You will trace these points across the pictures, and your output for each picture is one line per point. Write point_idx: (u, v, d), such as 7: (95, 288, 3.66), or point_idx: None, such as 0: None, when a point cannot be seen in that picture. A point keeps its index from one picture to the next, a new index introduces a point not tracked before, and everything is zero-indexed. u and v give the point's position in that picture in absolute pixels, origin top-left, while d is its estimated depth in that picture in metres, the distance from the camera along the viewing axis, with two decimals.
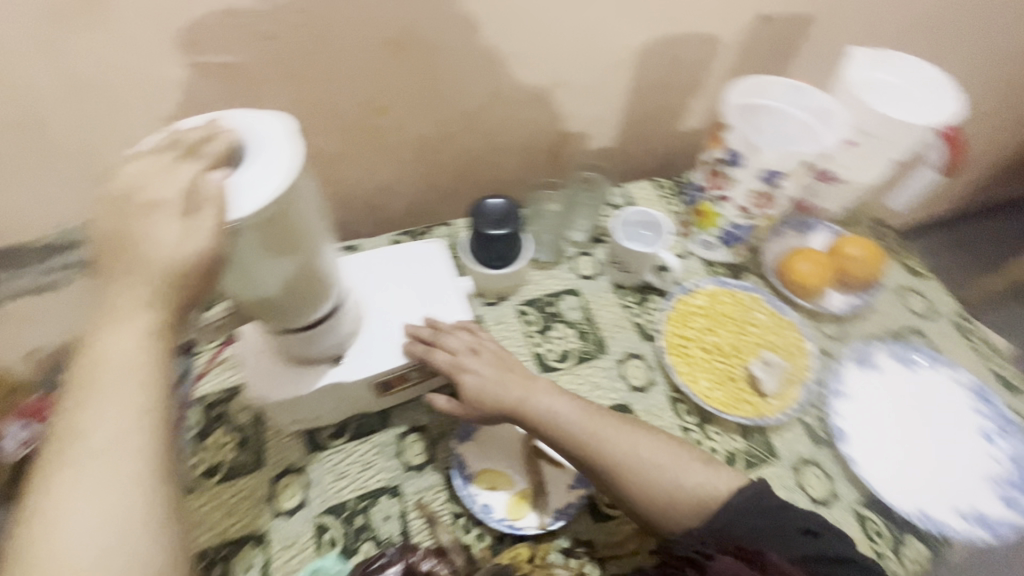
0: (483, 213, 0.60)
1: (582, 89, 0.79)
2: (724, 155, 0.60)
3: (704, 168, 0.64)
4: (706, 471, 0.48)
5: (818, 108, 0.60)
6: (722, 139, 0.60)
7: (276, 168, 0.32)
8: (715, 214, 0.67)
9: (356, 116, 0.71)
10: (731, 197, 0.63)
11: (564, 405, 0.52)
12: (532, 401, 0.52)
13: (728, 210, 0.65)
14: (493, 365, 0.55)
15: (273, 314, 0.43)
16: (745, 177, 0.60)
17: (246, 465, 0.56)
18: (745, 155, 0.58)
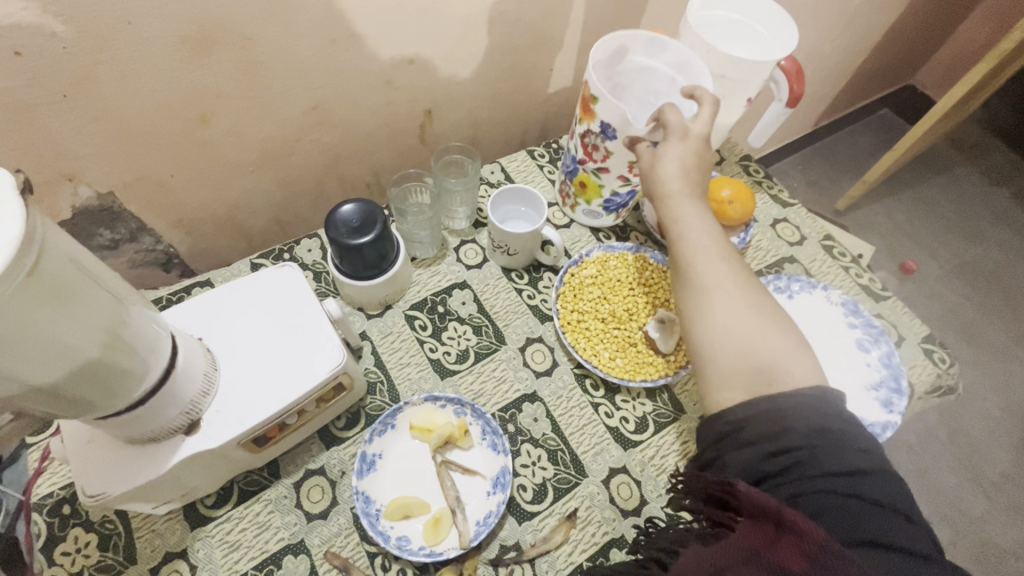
0: (338, 224, 0.53)
1: (436, 63, 0.73)
2: (597, 128, 0.57)
3: (578, 140, 0.61)
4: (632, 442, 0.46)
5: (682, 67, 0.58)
6: (593, 111, 0.56)
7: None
8: (596, 184, 0.64)
9: (174, 130, 0.61)
10: (610, 168, 0.60)
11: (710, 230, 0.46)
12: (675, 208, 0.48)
13: (608, 181, 0.62)
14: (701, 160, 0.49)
15: (75, 404, 0.34)
16: (621, 150, 0.57)
17: (115, 565, 0.48)
18: (618, 129, 0.55)
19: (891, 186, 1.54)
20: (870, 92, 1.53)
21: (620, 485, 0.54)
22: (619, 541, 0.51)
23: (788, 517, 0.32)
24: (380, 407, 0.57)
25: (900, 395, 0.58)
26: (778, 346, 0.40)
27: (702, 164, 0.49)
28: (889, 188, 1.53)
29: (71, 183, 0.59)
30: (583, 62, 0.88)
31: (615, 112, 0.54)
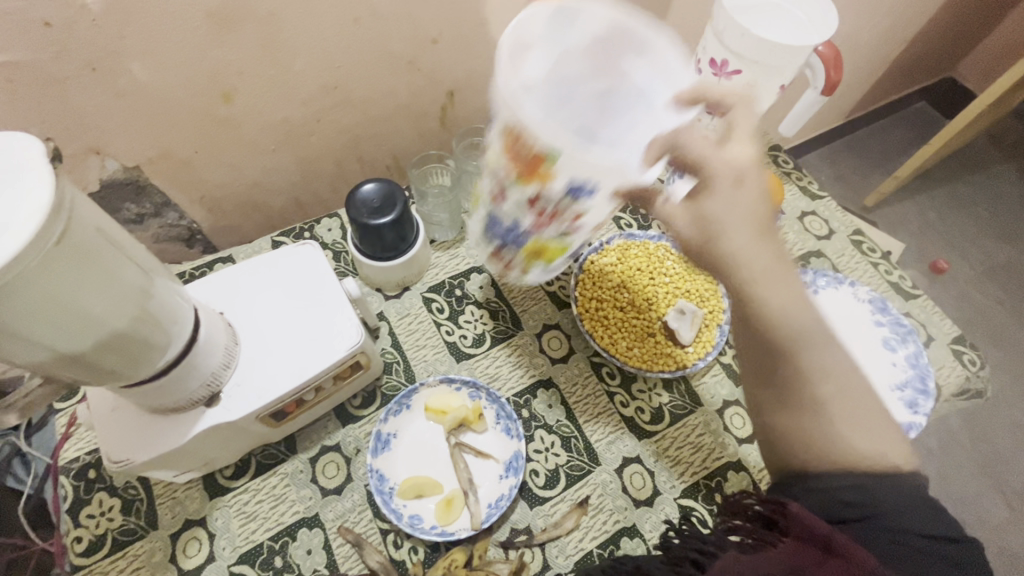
0: (359, 203, 0.53)
1: (460, 44, 0.72)
2: (557, 190, 0.40)
3: (518, 203, 0.44)
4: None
5: (635, 43, 0.41)
6: (546, 173, 0.40)
7: (26, 210, 0.25)
8: (558, 248, 0.48)
9: (199, 106, 0.61)
10: (581, 223, 0.45)
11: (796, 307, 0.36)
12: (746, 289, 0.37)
13: (576, 239, 0.48)
14: (759, 206, 0.38)
15: (100, 372, 0.35)
16: (599, 204, 0.42)
17: (136, 529, 0.49)
18: (593, 181, 0.39)
19: (924, 183, 1.48)
20: (907, 84, 1.47)
21: (633, 475, 0.54)
22: (630, 530, 0.51)
23: (838, 542, 0.32)
24: (396, 387, 0.57)
25: (926, 397, 0.56)
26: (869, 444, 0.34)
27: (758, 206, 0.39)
28: (922, 185, 1.48)
29: (98, 157, 0.60)
30: None
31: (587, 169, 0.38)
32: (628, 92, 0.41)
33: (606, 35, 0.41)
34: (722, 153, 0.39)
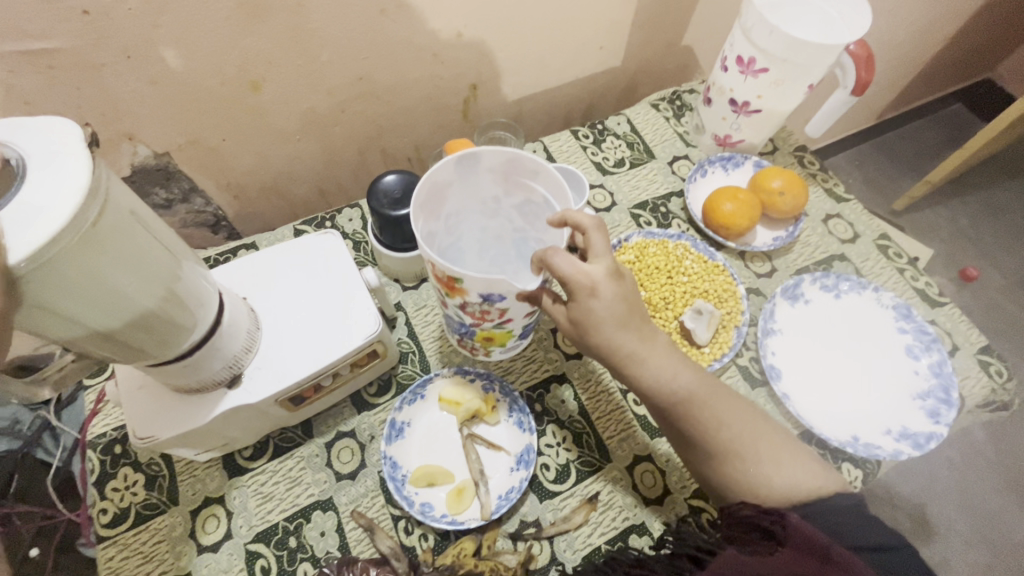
0: (379, 194, 0.54)
1: (484, 37, 0.72)
2: (477, 299, 0.43)
3: (457, 310, 0.47)
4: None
5: (529, 171, 0.46)
6: (460, 289, 0.43)
7: (62, 192, 0.26)
8: (504, 333, 0.51)
9: (227, 95, 0.62)
10: (513, 318, 0.47)
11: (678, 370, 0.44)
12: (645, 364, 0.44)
13: (517, 327, 0.49)
14: (629, 302, 0.43)
15: (128, 351, 0.36)
16: (515, 303, 0.44)
17: (159, 504, 0.51)
18: (499, 293, 0.42)
19: (955, 187, 1.44)
20: (943, 84, 1.43)
21: (644, 473, 0.53)
22: (639, 528, 0.51)
23: (837, 552, 0.34)
24: (411, 377, 0.58)
25: (949, 407, 0.55)
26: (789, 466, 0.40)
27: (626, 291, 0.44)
28: (954, 189, 1.44)
29: (131, 142, 0.61)
30: (633, 39, 0.85)
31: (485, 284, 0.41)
32: (544, 204, 0.48)
33: (506, 164, 0.46)
34: (583, 268, 0.42)
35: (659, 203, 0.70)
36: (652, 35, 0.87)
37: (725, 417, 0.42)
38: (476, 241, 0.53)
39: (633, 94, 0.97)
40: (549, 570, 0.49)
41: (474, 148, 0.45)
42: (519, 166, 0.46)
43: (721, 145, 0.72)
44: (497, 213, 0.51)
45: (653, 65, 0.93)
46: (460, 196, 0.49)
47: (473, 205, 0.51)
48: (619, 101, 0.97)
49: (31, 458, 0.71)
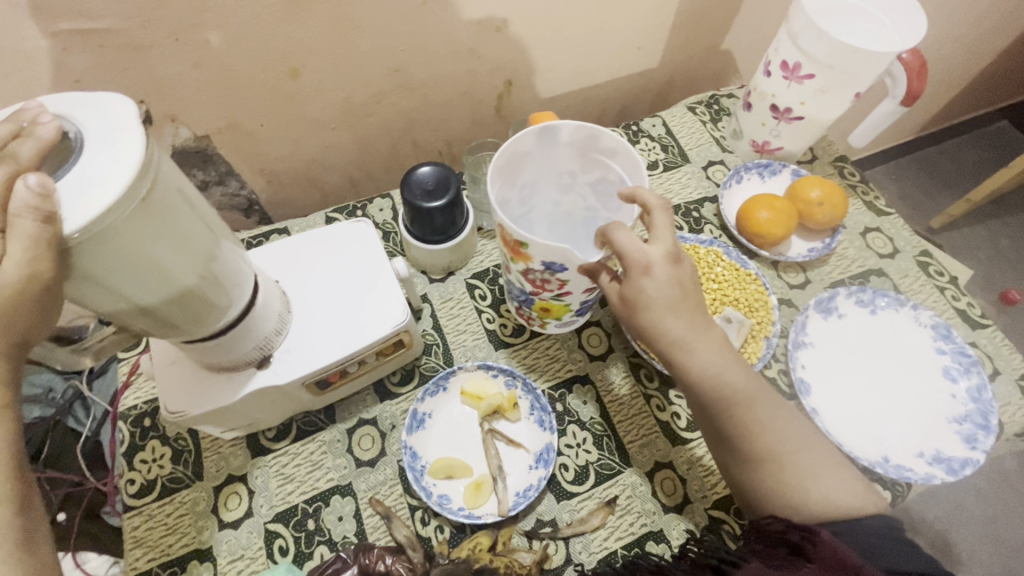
0: (413, 184, 0.54)
1: (523, 34, 0.72)
2: (539, 267, 0.44)
3: (518, 276, 0.48)
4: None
5: (608, 149, 0.47)
6: (524, 254, 0.44)
7: (117, 165, 0.26)
8: (562, 306, 0.52)
9: (268, 81, 0.63)
10: (571, 290, 0.48)
11: (733, 367, 0.42)
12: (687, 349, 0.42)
13: (575, 300, 0.50)
14: (684, 286, 0.42)
15: (167, 326, 0.37)
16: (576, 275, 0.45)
17: (184, 478, 0.52)
18: (564, 262, 0.43)
19: (998, 208, 1.38)
20: (990, 100, 1.38)
21: (665, 480, 0.53)
22: (656, 535, 0.50)
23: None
24: (434, 368, 0.58)
25: (987, 433, 0.53)
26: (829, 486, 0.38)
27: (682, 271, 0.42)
28: (996, 210, 1.38)
29: (173, 124, 0.63)
30: (672, 41, 0.84)
31: (550, 251, 0.42)
32: (619, 182, 0.49)
33: (586, 140, 0.48)
34: (642, 246, 0.41)
35: (692, 208, 0.69)
36: (691, 38, 0.86)
37: (765, 420, 0.41)
38: (549, 215, 0.55)
39: (668, 97, 0.96)
40: (563, 570, 0.49)
41: (556, 122, 0.47)
42: (597, 143, 0.48)
43: (758, 152, 0.71)
44: (571, 188, 0.53)
45: (691, 69, 0.92)
46: (537, 166, 0.51)
47: (550, 178, 0.53)
48: (653, 104, 0.96)
49: (62, 425, 0.73)
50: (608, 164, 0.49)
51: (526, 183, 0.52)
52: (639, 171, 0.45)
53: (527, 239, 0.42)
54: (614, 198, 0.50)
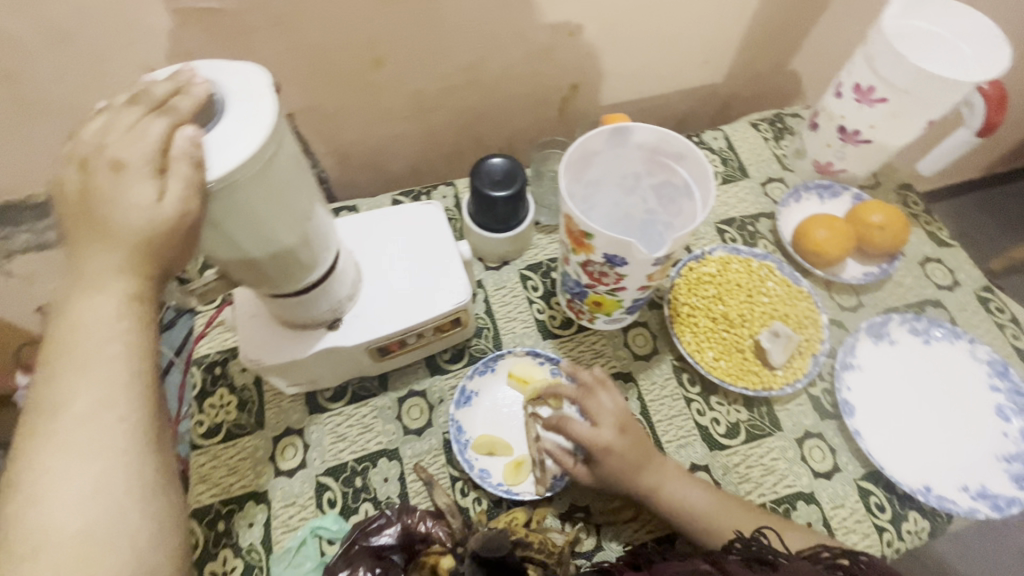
0: (483, 174, 0.57)
1: (594, 40, 0.74)
2: (601, 259, 0.47)
3: (577, 267, 0.51)
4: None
5: (675, 153, 0.49)
6: (588, 245, 0.46)
7: (254, 125, 0.29)
8: (613, 302, 0.53)
9: (353, 69, 0.66)
10: (627, 286, 0.50)
11: (697, 493, 0.49)
12: (667, 487, 0.49)
13: (627, 297, 0.52)
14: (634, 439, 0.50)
15: (262, 278, 0.41)
16: (635, 272, 0.47)
17: (247, 425, 0.56)
18: (624, 255, 0.45)
19: None
20: None
21: None
22: None
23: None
24: (483, 351, 0.61)
25: None
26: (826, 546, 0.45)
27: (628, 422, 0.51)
28: None
29: None
30: (740, 57, 0.85)
31: (614, 243, 0.44)
32: (682, 187, 0.50)
33: (656, 143, 0.50)
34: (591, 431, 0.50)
35: (747, 222, 0.69)
36: (759, 56, 0.86)
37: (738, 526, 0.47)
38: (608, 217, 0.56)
39: (730, 112, 0.96)
40: (593, 555, 0.50)
41: (628, 123, 0.49)
42: (666, 147, 0.49)
43: (820, 172, 0.71)
44: (633, 191, 0.55)
45: (756, 86, 0.92)
46: (604, 166, 0.53)
47: (615, 179, 0.55)
48: (714, 117, 0.96)
49: None
50: (674, 169, 0.50)
51: (590, 183, 0.54)
52: (705, 175, 0.46)
53: (594, 230, 0.44)
54: (677, 202, 0.52)
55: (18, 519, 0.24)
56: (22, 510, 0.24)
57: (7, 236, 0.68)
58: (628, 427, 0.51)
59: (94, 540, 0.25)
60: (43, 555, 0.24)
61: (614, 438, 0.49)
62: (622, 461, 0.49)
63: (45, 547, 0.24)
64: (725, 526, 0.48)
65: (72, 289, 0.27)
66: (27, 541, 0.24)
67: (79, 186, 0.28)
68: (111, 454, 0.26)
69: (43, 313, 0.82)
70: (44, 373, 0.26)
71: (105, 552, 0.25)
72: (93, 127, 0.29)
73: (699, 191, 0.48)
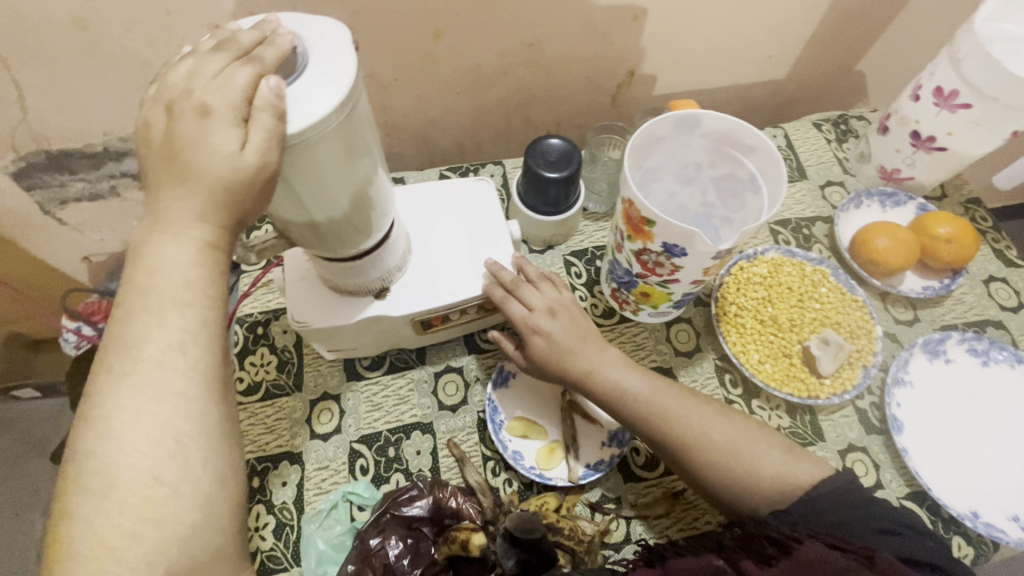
0: (539, 153, 0.56)
1: (659, 26, 0.71)
2: (658, 247, 0.45)
3: (630, 255, 0.50)
4: (765, 459, 0.44)
5: (745, 145, 0.47)
6: (648, 232, 0.45)
7: (336, 79, 0.29)
8: (663, 294, 0.52)
9: (412, 38, 0.65)
10: (680, 278, 0.48)
11: (634, 379, 0.49)
12: (601, 372, 0.49)
13: (679, 291, 0.50)
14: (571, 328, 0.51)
15: (321, 241, 0.40)
16: (693, 263, 0.45)
17: (286, 386, 0.57)
18: (685, 245, 0.43)
19: None
20: None
21: None
22: None
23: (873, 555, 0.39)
24: None
25: None
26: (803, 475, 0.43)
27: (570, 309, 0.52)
28: None
29: None
30: (808, 53, 0.81)
31: (676, 232, 0.42)
32: (748, 180, 0.49)
33: (725, 133, 0.48)
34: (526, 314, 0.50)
35: (802, 224, 0.67)
36: (828, 53, 0.82)
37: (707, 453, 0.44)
38: (663, 206, 0.55)
39: (789, 109, 0.92)
40: (621, 547, 0.50)
41: (698, 110, 0.47)
42: (736, 139, 0.47)
43: (884, 178, 0.68)
44: (693, 181, 0.53)
45: (820, 84, 0.88)
46: (666, 153, 0.51)
47: (675, 167, 0.53)
48: (772, 113, 0.92)
49: None
50: (741, 162, 0.49)
51: (649, 170, 0.52)
52: (777, 171, 0.44)
53: (657, 217, 0.42)
54: (741, 196, 0.50)
55: (92, 451, 0.25)
56: (96, 443, 0.26)
57: (63, 183, 0.69)
58: (559, 309, 0.51)
59: (161, 482, 0.26)
60: (114, 491, 0.25)
61: (547, 322, 0.50)
62: (553, 345, 0.50)
63: (117, 480, 0.25)
64: (680, 436, 0.45)
65: (150, 233, 0.28)
66: (100, 475, 0.25)
67: (164, 130, 0.28)
68: (179, 399, 0.27)
69: (91, 261, 0.85)
70: (120, 313, 0.28)
71: (169, 494, 0.26)
72: (179, 73, 0.29)
73: (767, 188, 0.47)
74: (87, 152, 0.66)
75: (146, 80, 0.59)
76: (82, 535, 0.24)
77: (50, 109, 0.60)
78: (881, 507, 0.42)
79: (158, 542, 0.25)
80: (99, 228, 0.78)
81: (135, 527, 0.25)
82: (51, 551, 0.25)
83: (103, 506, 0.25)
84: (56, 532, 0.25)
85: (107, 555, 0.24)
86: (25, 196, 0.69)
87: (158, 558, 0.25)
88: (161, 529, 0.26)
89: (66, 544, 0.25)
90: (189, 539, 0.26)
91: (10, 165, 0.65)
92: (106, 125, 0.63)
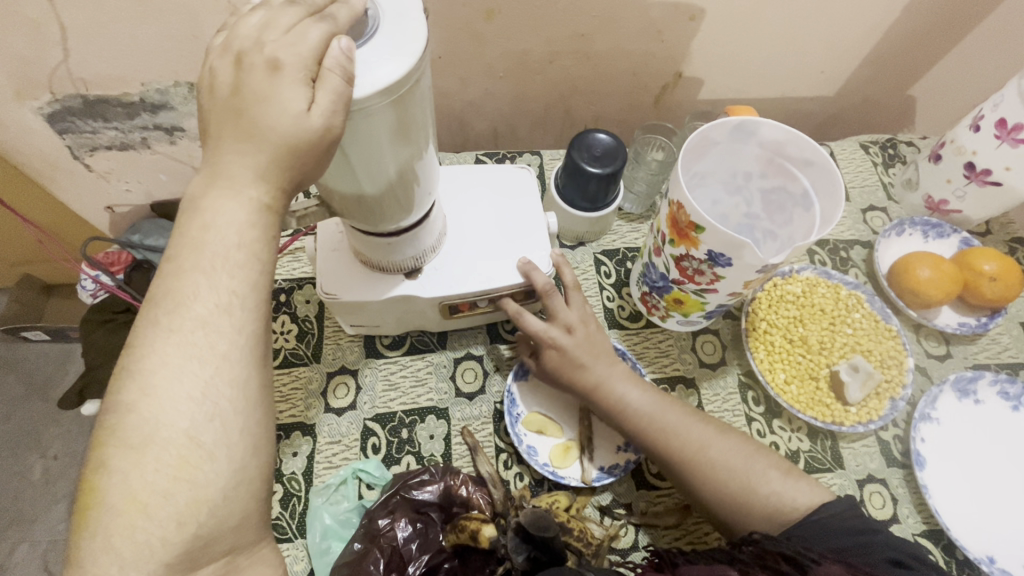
0: (584, 146, 0.55)
1: (716, 28, 0.69)
2: (702, 254, 0.44)
3: (669, 260, 0.48)
4: (789, 483, 0.43)
5: (802, 159, 0.46)
6: (694, 238, 0.43)
7: (405, 46, 0.28)
8: (697, 303, 0.51)
9: (463, 16, 0.64)
10: (719, 289, 0.47)
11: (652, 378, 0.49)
12: (610, 384, 0.49)
13: (715, 301, 0.49)
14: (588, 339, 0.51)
15: (364, 214, 0.39)
16: (736, 275, 0.44)
17: (304, 357, 0.56)
18: (731, 255, 0.42)
19: None
20: None
21: None
22: None
23: None
24: None
25: None
26: (805, 498, 0.42)
27: (590, 328, 0.52)
28: None
29: None
30: (861, 72, 0.79)
31: (725, 241, 0.41)
32: (800, 196, 0.48)
33: (781, 145, 0.46)
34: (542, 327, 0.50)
35: (840, 247, 0.66)
36: (881, 74, 0.80)
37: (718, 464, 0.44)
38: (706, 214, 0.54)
39: (833, 128, 0.90)
40: (629, 553, 0.49)
41: (756, 118, 0.46)
42: (793, 151, 0.46)
43: (929, 209, 0.67)
44: (739, 190, 0.52)
45: (868, 105, 0.86)
46: (717, 159, 0.50)
47: (723, 175, 0.52)
48: (813, 130, 0.91)
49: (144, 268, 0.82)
50: (794, 175, 0.47)
51: (697, 175, 0.51)
52: (834, 188, 0.43)
53: (707, 224, 0.41)
54: (789, 211, 0.49)
55: (132, 405, 0.25)
56: (137, 397, 0.25)
57: (94, 130, 0.68)
58: (577, 326, 0.51)
59: (197, 444, 0.25)
60: (152, 448, 0.25)
61: (559, 336, 0.50)
62: (565, 357, 0.50)
63: (155, 437, 0.25)
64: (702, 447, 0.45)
65: (207, 188, 0.27)
66: (140, 430, 0.25)
67: (230, 82, 0.27)
68: (222, 360, 0.26)
69: (114, 212, 0.84)
70: (170, 267, 0.27)
71: (205, 456, 0.26)
72: (250, 24, 0.28)
73: (820, 205, 0.45)
74: (123, 101, 0.65)
75: (189, 34, 0.57)
76: (118, 488, 0.24)
77: (89, 54, 0.58)
78: (896, 538, 0.39)
79: (190, 504, 0.25)
80: (127, 176, 0.77)
81: (169, 485, 0.25)
82: (84, 501, 0.25)
83: (139, 462, 0.25)
84: (91, 481, 0.25)
85: (140, 510, 0.24)
86: (56, 139, 0.68)
87: (189, 519, 0.25)
88: (194, 491, 0.25)
89: (99, 496, 0.24)
90: (221, 502, 0.26)
91: (44, 107, 0.63)
92: (143, 74, 0.62)
